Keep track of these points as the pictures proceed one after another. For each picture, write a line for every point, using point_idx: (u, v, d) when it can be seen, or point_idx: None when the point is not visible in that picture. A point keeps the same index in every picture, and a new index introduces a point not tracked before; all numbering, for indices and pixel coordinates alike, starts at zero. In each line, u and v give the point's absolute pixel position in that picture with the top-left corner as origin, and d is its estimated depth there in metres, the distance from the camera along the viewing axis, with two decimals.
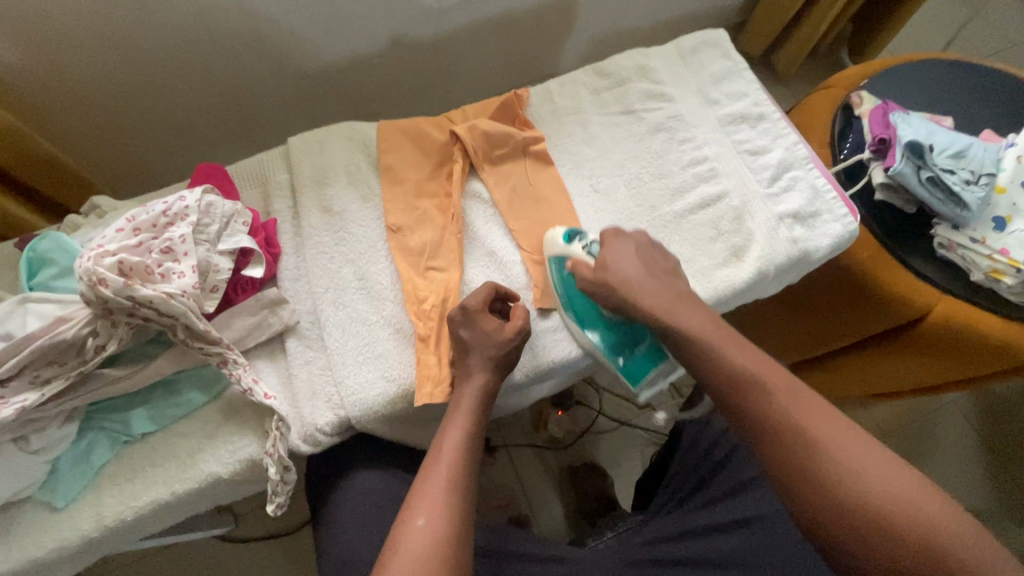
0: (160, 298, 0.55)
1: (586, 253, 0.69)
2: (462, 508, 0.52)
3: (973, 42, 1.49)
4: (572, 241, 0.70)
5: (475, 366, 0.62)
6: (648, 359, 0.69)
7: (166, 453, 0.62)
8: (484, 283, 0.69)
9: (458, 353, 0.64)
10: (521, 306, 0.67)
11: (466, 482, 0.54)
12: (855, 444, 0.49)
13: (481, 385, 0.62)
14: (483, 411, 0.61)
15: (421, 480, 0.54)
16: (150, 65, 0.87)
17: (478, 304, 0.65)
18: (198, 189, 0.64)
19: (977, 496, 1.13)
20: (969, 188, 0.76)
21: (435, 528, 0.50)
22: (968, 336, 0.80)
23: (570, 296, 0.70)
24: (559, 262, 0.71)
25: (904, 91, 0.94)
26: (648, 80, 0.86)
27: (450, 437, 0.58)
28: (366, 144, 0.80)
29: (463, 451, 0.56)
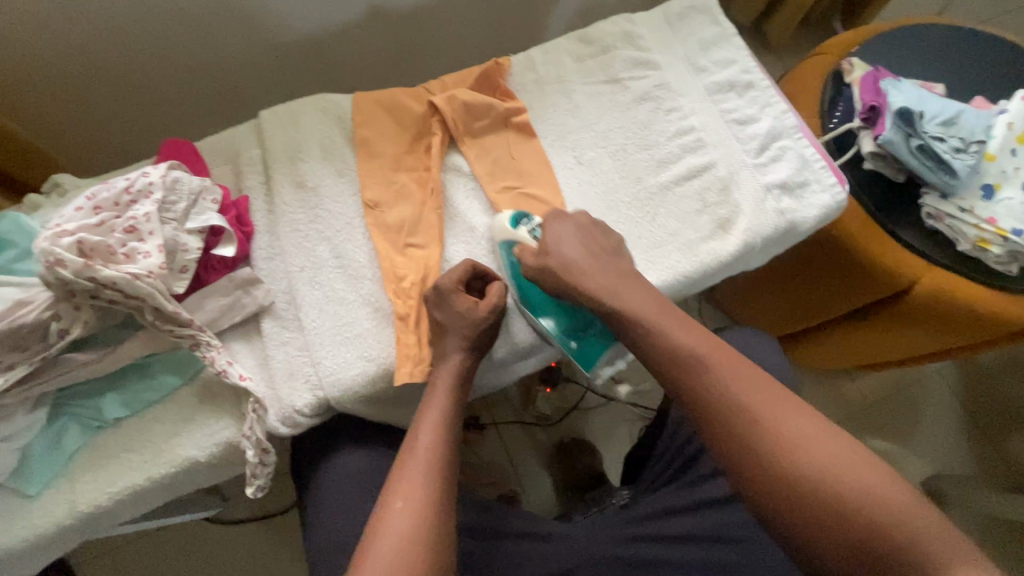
0: (124, 279, 0.53)
1: (530, 236, 0.67)
2: (440, 490, 0.51)
3: (967, 9, 1.47)
4: (518, 224, 0.68)
5: (450, 347, 0.61)
6: (598, 343, 0.67)
7: (141, 438, 0.60)
8: (461, 261, 0.66)
9: (437, 332, 0.62)
10: (498, 284, 0.64)
11: (444, 463, 0.54)
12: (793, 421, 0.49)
13: (456, 365, 0.61)
14: (460, 392, 0.60)
15: (400, 464, 0.53)
16: (112, 37, 0.83)
17: (453, 283, 0.63)
18: (163, 164, 0.61)
19: (957, 464, 1.15)
20: (959, 156, 0.75)
21: (414, 511, 0.49)
22: (953, 307, 0.80)
23: (519, 282, 0.68)
24: (505, 250, 0.69)
25: (896, 58, 0.92)
26: (633, 47, 0.83)
27: (428, 421, 0.57)
28: (342, 117, 0.77)
29: (442, 433, 0.56)
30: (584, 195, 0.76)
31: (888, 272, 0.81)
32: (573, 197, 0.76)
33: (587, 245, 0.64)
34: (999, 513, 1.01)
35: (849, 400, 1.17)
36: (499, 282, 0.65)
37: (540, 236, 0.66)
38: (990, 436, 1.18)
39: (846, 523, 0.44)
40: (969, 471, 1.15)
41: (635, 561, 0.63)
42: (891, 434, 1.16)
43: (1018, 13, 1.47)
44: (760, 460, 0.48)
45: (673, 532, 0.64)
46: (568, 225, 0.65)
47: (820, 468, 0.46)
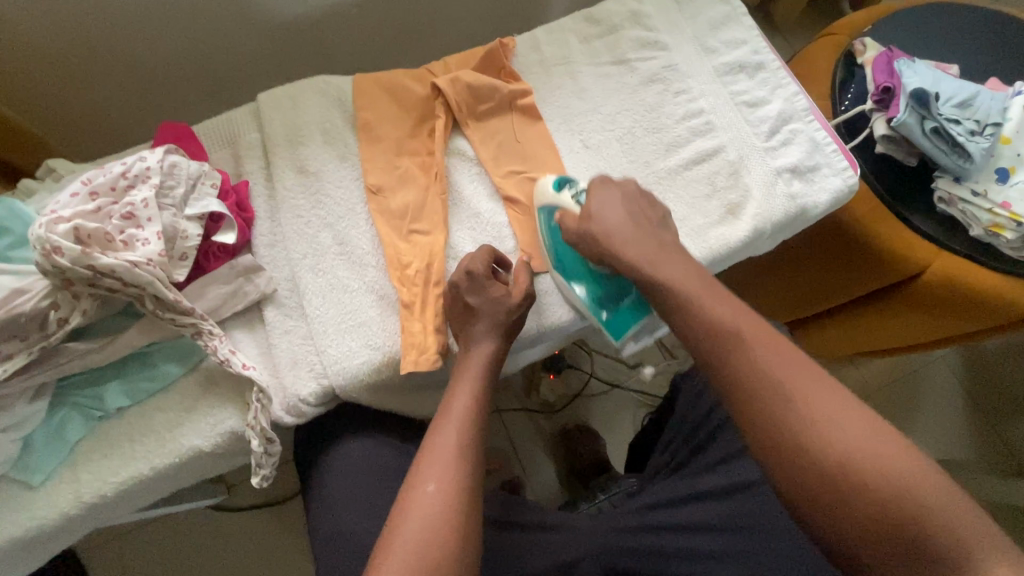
0: (123, 267, 0.52)
1: (574, 202, 0.65)
2: (470, 475, 0.51)
3: None
4: (561, 189, 0.66)
5: (479, 333, 0.61)
6: (630, 314, 0.67)
7: (144, 428, 0.60)
8: (483, 246, 0.66)
9: (465, 317, 0.62)
10: (524, 271, 0.64)
11: (475, 447, 0.53)
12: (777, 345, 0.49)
13: (489, 352, 0.61)
14: (490, 377, 0.60)
15: (431, 441, 0.53)
16: (102, 16, 0.81)
17: (483, 270, 0.63)
18: (160, 148, 0.60)
19: (960, 449, 1.16)
20: (974, 139, 0.73)
21: (445, 495, 0.48)
22: (963, 293, 0.79)
23: (557, 247, 0.68)
24: (547, 214, 0.68)
25: (909, 38, 0.90)
26: (641, 27, 0.81)
27: (459, 404, 0.56)
28: (342, 99, 0.75)
29: (471, 418, 0.55)
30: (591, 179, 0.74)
31: (895, 257, 0.80)
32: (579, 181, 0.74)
33: (631, 214, 0.62)
34: None
35: (853, 386, 1.17)
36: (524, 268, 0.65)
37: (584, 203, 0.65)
38: (993, 422, 1.17)
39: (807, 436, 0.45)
40: (971, 456, 1.15)
41: (641, 549, 0.63)
42: (894, 420, 1.16)
43: None
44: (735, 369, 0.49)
45: (677, 521, 0.64)
46: (614, 193, 0.63)
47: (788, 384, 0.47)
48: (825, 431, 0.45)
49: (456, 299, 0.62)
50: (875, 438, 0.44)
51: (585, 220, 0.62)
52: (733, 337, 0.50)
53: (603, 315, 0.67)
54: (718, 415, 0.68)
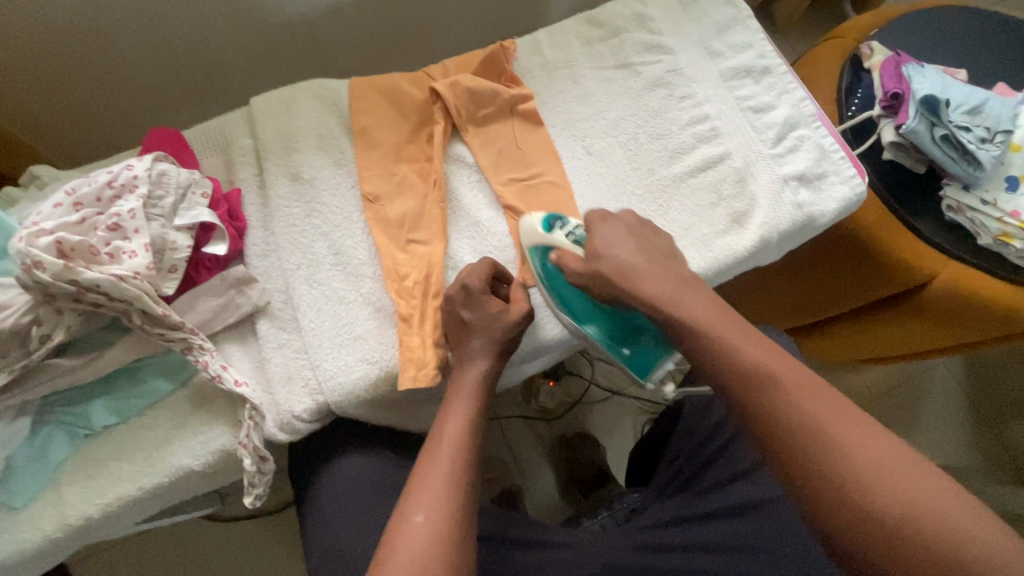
0: (108, 281, 0.49)
1: (572, 242, 0.63)
2: (462, 503, 0.49)
3: None
4: (553, 228, 0.64)
5: (476, 350, 0.59)
6: (653, 352, 0.66)
7: (132, 446, 0.57)
8: (482, 258, 0.63)
9: (462, 332, 0.60)
10: (521, 290, 0.62)
11: (468, 474, 0.51)
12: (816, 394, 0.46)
13: (484, 370, 0.59)
14: (484, 399, 0.58)
15: (420, 470, 0.51)
16: (89, 15, 0.78)
17: (481, 284, 0.60)
18: (148, 156, 0.57)
19: (962, 456, 1.15)
20: (984, 146, 0.72)
21: (434, 525, 0.47)
22: (973, 303, 0.78)
23: (559, 291, 0.65)
24: (541, 253, 0.65)
25: (917, 42, 0.88)
26: (645, 30, 0.79)
27: (452, 430, 0.54)
28: (338, 103, 0.72)
29: (464, 442, 0.53)
30: (594, 186, 0.73)
31: (902, 265, 0.79)
32: (582, 188, 0.72)
33: (640, 249, 0.60)
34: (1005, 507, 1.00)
35: (855, 393, 1.16)
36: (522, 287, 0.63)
37: (585, 242, 0.62)
38: (994, 426, 1.17)
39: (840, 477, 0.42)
40: (972, 461, 1.15)
41: (649, 567, 0.60)
42: (896, 426, 1.15)
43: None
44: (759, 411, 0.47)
45: (685, 540, 0.62)
46: (617, 229, 0.62)
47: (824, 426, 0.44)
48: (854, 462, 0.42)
49: (451, 315, 0.60)
50: (855, 427, 0.43)
51: (591, 261, 0.60)
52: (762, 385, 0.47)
53: (625, 353, 0.66)
54: (726, 432, 0.68)
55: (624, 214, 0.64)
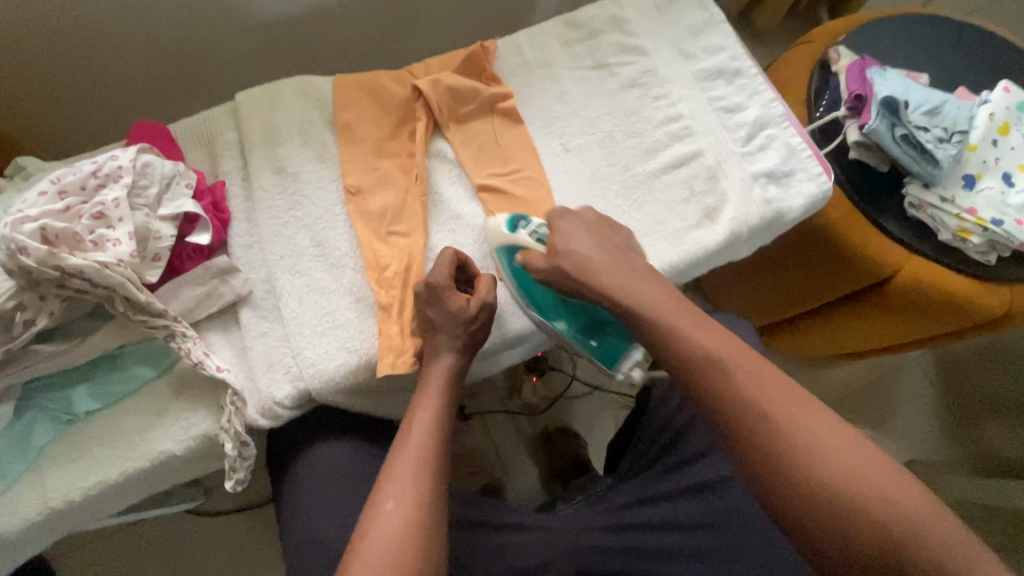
0: (92, 267, 0.51)
1: (536, 240, 0.66)
2: (433, 491, 0.51)
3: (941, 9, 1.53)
4: (516, 228, 0.67)
5: (441, 345, 0.60)
6: (620, 342, 0.69)
7: (114, 432, 0.58)
8: (445, 250, 0.64)
9: (428, 329, 0.61)
10: (487, 278, 0.63)
11: (438, 464, 0.53)
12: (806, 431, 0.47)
13: (451, 364, 0.60)
14: (453, 391, 0.60)
15: (390, 462, 0.53)
16: (78, 11, 0.80)
17: (444, 279, 0.61)
18: (133, 148, 0.59)
19: (932, 449, 1.18)
20: (942, 146, 0.75)
21: (404, 515, 0.48)
22: (934, 295, 0.81)
23: (528, 288, 0.68)
24: (510, 252, 0.68)
25: (882, 47, 0.92)
26: (622, 32, 0.82)
27: (422, 422, 0.56)
28: (322, 99, 0.74)
29: (433, 435, 0.55)
30: (571, 182, 0.75)
31: (866, 259, 0.82)
32: (559, 184, 0.75)
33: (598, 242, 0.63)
34: (973, 497, 1.03)
35: (829, 388, 1.19)
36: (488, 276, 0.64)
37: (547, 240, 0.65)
38: (963, 418, 1.21)
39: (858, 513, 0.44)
40: (943, 452, 1.19)
41: (611, 549, 0.63)
42: (868, 420, 1.19)
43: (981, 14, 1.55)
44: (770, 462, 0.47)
45: (645, 520, 0.64)
46: (575, 223, 0.64)
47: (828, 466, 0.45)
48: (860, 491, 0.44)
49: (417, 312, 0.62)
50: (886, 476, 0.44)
51: (552, 258, 0.63)
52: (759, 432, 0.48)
53: (592, 345, 0.69)
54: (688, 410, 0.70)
55: (584, 210, 0.66)
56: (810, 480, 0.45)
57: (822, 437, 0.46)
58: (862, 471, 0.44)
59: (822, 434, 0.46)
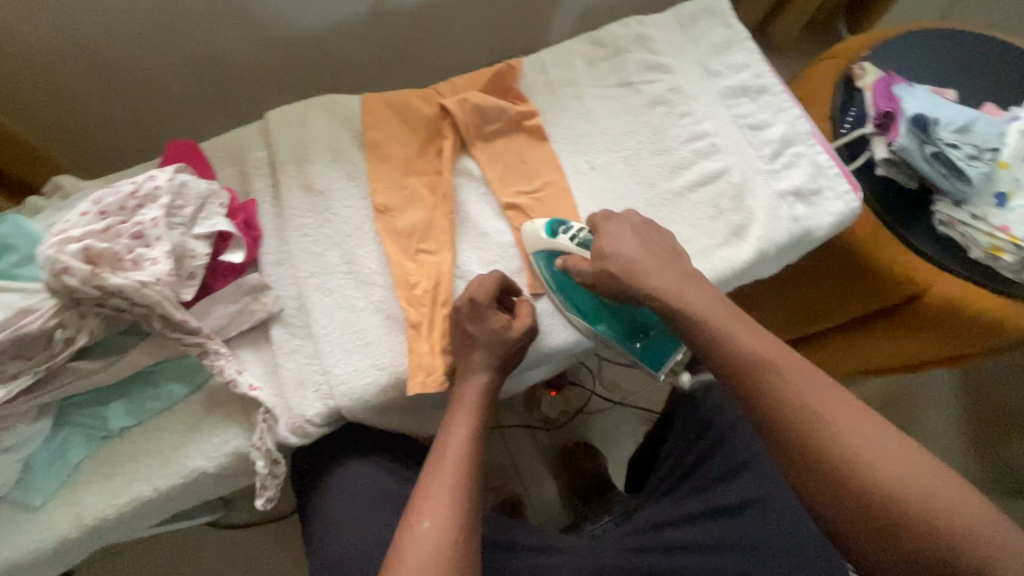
0: (132, 288, 0.51)
1: (575, 244, 0.65)
2: (466, 509, 0.51)
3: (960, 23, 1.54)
4: (556, 233, 0.66)
5: (479, 362, 0.61)
6: (665, 343, 0.70)
7: (147, 449, 0.59)
8: (489, 273, 0.65)
9: (466, 345, 0.61)
10: (527, 303, 0.64)
11: (471, 481, 0.53)
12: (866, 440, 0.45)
13: (485, 382, 0.60)
14: (487, 407, 0.60)
15: (425, 477, 0.53)
16: (113, 30, 0.82)
17: (486, 298, 0.62)
18: (170, 168, 0.60)
19: (962, 469, 1.16)
20: (972, 164, 0.75)
21: (439, 532, 0.48)
22: (966, 314, 0.79)
23: (568, 294, 0.67)
24: (549, 257, 0.67)
25: (907, 63, 0.92)
26: (646, 50, 0.82)
27: (457, 438, 0.56)
28: (350, 118, 0.75)
29: (467, 452, 0.55)
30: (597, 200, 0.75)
31: (894, 278, 0.81)
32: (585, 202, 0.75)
33: (646, 246, 0.61)
34: None
35: None
36: (527, 300, 0.65)
37: (591, 246, 0.64)
38: (993, 438, 1.18)
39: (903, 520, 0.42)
40: (974, 473, 1.16)
41: (645, 569, 0.62)
42: None
43: (999, 27, 1.55)
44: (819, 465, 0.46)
45: (686, 541, 0.63)
46: (620, 226, 0.63)
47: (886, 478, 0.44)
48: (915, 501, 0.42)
49: (458, 327, 0.62)
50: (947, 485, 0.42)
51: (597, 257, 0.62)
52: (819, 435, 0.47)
53: (637, 348, 0.70)
54: (719, 428, 0.70)
55: (628, 213, 0.65)
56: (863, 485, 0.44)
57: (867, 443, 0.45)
58: (912, 481, 0.43)
59: (867, 446, 0.45)
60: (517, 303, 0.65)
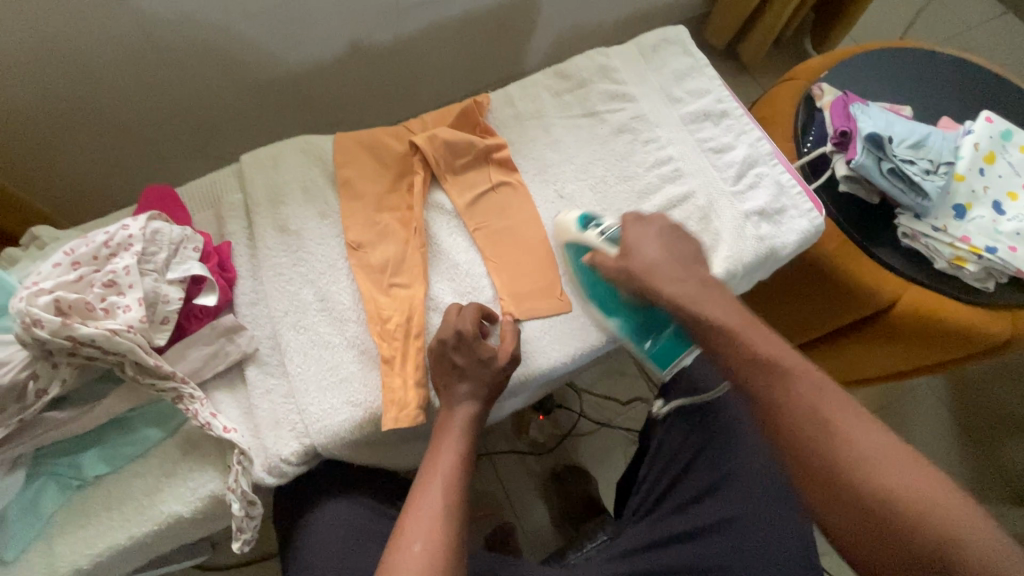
0: (103, 335, 0.52)
1: (603, 241, 0.66)
2: (454, 535, 0.52)
3: (921, 33, 1.61)
4: (587, 229, 0.68)
5: (463, 394, 0.62)
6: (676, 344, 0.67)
7: (122, 496, 0.59)
8: (471, 303, 0.67)
9: (452, 377, 0.63)
10: (509, 329, 0.66)
11: (458, 508, 0.55)
12: (874, 448, 0.46)
13: (471, 412, 0.62)
14: (473, 439, 0.62)
15: (412, 505, 0.55)
16: (94, 78, 0.84)
17: (472, 329, 0.63)
18: (143, 216, 0.61)
19: (955, 474, 1.16)
20: (929, 178, 0.77)
21: (430, 555, 0.50)
22: (937, 324, 0.81)
23: (591, 286, 0.68)
24: (575, 253, 0.70)
25: (865, 81, 0.95)
26: (609, 80, 0.85)
27: (444, 463, 0.58)
28: (323, 158, 0.77)
29: (453, 481, 0.56)
30: None
31: (866, 292, 0.83)
32: (554, 231, 0.76)
33: (667, 252, 0.61)
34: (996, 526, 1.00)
35: None
36: (509, 326, 0.67)
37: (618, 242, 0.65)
38: (984, 440, 1.19)
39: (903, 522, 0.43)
40: (967, 478, 1.16)
41: None
42: None
43: (960, 36, 1.62)
44: (827, 462, 0.46)
45: (660, 565, 0.64)
46: (647, 229, 0.63)
47: (889, 486, 0.44)
48: (902, 498, 0.43)
49: (442, 360, 0.63)
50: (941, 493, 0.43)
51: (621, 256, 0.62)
52: (816, 420, 0.48)
53: (646, 347, 0.68)
54: (693, 441, 0.70)
55: (656, 216, 0.65)
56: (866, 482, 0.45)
57: (890, 462, 0.45)
58: (911, 490, 0.44)
59: (869, 452, 0.46)
60: (499, 330, 0.67)
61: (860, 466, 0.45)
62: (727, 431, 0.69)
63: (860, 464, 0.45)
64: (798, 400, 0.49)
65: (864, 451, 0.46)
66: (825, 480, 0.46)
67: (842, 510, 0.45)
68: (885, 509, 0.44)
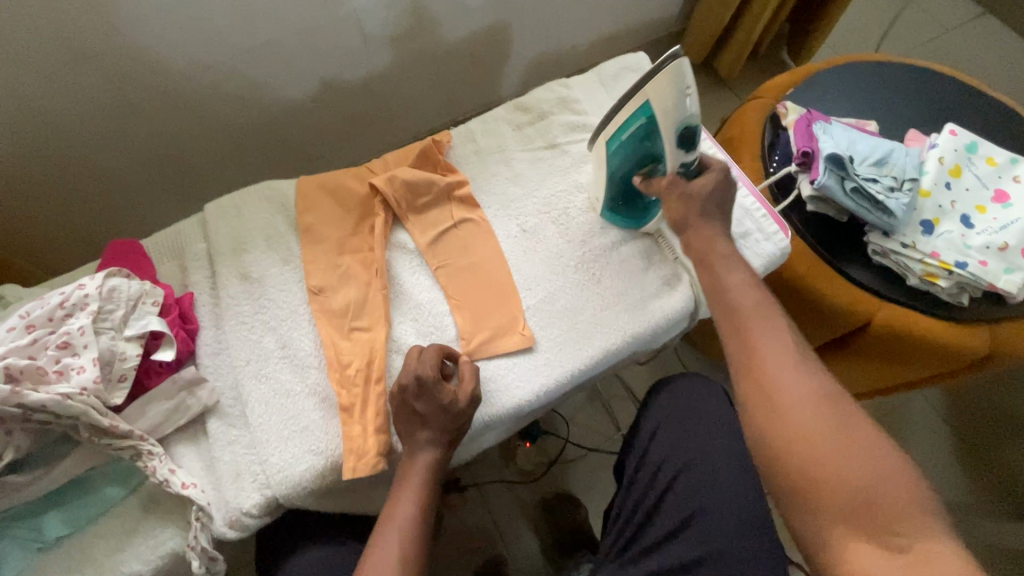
0: (54, 401, 0.53)
1: (681, 167, 0.67)
2: None
3: (899, 38, 1.61)
4: (683, 146, 0.64)
5: (424, 442, 0.61)
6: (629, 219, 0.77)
7: (82, 558, 0.59)
8: (431, 345, 0.66)
9: (413, 423, 0.62)
10: (469, 368, 0.65)
11: (414, 560, 0.55)
12: (827, 392, 0.50)
13: (432, 459, 0.62)
14: (434, 485, 0.61)
15: (366, 560, 0.55)
16: (65, 134, 0.86)
17: (432, 373, 0.62)
18: (100, 274, 0.62)
19: (954, 487, 1.13)
20: (894, 195, 0.76)
21: None
22: (913, 342, 0.80)
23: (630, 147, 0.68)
24: (647, 126, 0.64)
25: (831, 97, 0.95)
26: (570, 111, 0.85)
27: (402, 514, 0.58)
28: (286, 203, 0.78)
29: (411, 532, 0.57)
30: (531, 263, 0.76)
31: (839, 310, 0.82)
32: (518, 266, 0.76)
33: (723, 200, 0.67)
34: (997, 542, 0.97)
35: None
36: (469, 364, 0.65)
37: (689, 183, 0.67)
38: (982, 450, 1.16)
39: (827, 450, 0.47)
40: (967, 490, 1.13)
41: None
42: None
43: (940, 39, 1.62)
44: (783, 387, 0.50)
45: None
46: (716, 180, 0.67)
47: (827, 419, 0.48)
48: (832, 431, 0.47)
49: (403, 406, 0.62)
50: (867, 438, 0.47)
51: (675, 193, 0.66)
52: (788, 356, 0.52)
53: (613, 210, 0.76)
54: (663, 474, 0.69)
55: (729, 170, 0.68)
56: (810, 410, 0.49)
57: (832, 406, 0.49)
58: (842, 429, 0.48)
59: (817, 393, 0.50)
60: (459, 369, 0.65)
61: (807, 398, 0.49)
62: (697, 460, 0.68)
63: (805, 397, 0.49)
64: (766, 332, 0.54)
65: (815, 389, 0.50)
66: (774, 400, 0.50)
67: (781, 431, 0.49)
68: (818, 435, 0.47)
